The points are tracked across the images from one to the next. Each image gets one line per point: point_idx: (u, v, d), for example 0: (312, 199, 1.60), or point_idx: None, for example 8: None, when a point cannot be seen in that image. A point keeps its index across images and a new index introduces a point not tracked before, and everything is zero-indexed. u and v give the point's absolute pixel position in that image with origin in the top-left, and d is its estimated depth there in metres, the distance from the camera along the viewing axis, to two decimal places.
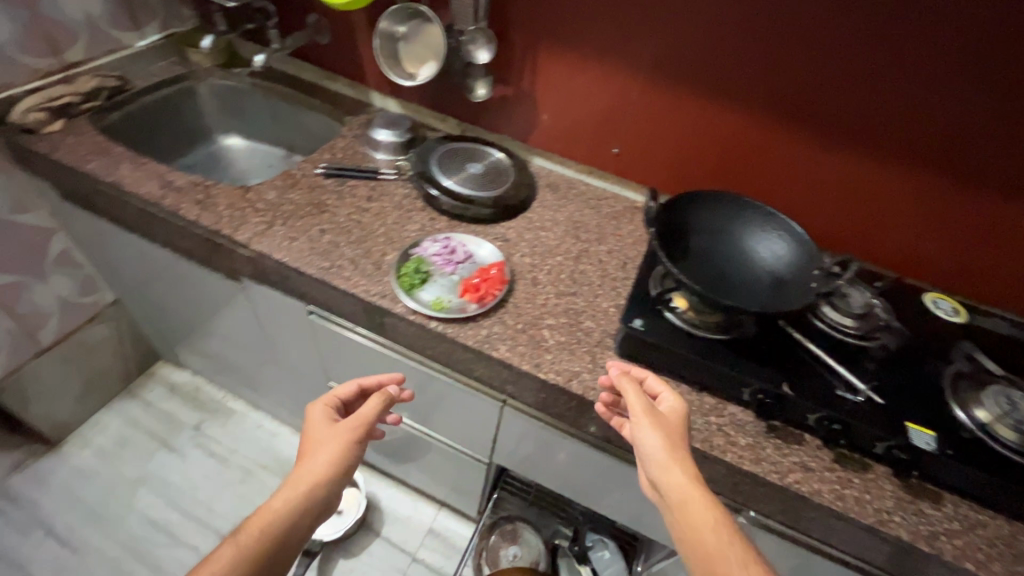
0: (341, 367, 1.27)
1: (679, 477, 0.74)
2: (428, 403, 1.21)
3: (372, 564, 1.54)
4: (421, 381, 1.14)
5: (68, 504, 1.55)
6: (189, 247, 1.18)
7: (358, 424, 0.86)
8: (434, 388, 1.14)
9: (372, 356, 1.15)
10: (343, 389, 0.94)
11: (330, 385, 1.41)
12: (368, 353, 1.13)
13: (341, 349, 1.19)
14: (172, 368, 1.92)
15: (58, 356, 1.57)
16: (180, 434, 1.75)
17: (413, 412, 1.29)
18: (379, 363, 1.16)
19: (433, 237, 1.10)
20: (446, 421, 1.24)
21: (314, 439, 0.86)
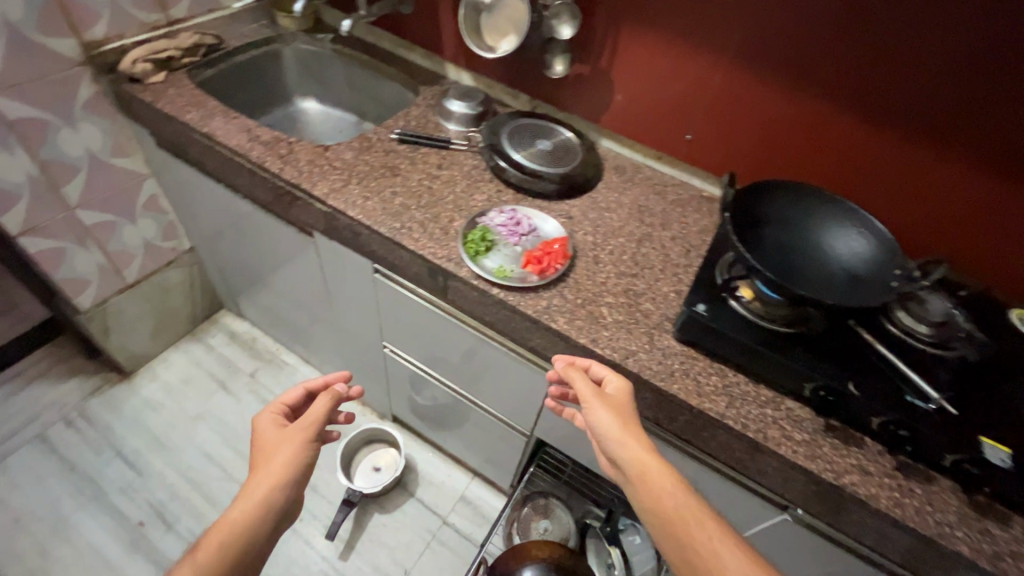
0: (398, 328, 1.32)
1: (636, 448, 0.80)
2: (478, 371, 1.24)
3: (406, 521, 1.60)
4: (474, 348, 1.17)
5: (136, 430, 1.68)
6: (268, 199, 1.25)
7: (309, 422, 0.91)
8: (486, 356, 1.16)
9: (431, 319, 1.19)
10: (288, 395, 1.00)
11: (383, 345, 1.46)
12: (428, 315, 1.17)
13: (401, 310, 1.24)
14: (234, 318, 2.03)
15: (139, 293, 1.69)
16: (239, 379, 1.86)
17: (461, 379, 1.33)
18: (437, 327, 1.19)
19: (499, 208, 1.12)
20: (493, 391, 1.27)
21: (267, 445, 0.89)
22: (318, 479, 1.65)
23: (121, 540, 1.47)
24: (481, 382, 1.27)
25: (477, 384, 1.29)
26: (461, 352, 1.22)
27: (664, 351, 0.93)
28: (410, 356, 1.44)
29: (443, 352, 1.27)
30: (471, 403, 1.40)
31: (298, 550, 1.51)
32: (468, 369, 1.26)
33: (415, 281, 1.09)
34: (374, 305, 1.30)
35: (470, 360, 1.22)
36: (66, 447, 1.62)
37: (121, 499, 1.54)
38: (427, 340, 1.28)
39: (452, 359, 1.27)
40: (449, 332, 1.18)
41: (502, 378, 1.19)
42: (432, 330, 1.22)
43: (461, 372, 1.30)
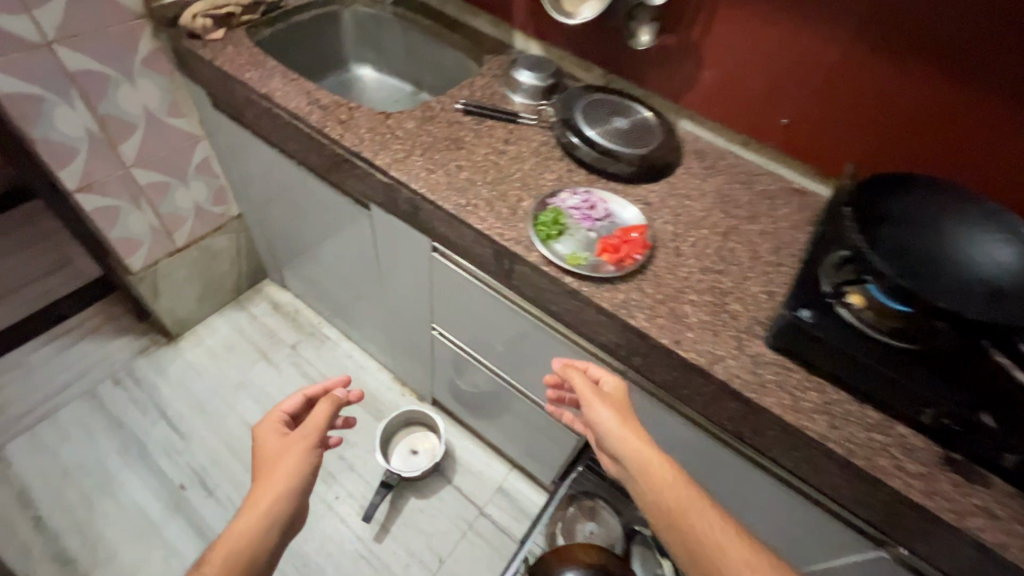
0: (449, 309, 1.26)
1: (636, 444, 0.87)
2: (531, 362, 1.16)
3: (442, 508, 1.56)
4: (532, 338, 1.09)
5: (180, 394, 1.69)
6: (324, 168, 1.19)
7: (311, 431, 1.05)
8: (545, 347, 1.09)
9: (487, 304, 1.11)
10: (286, 404, 1.13)
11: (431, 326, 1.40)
12: (485, 299, 1.10)
13: (455, 291, 1.17)
14: (277, 288, 2.01)
15: (188, 256, 1.68)
16: (281, 350, 1.84)
17: (511, 368, 1.26)
18: (493, 311, 1.12)
19: (569, 188, 1.03)
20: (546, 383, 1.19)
21: (273, 453, 1.03)
22: (355, 458, 1.63)
23: (163, 502, 1.48)
24: (533, 373, 1.19)
25: (528, 374, 1.22)
26: (516, 340, 1.15)
27: (755, 359, 0.83)
28: (458, 340, 1.38)
29: (496, 338, 1.20)
30: (520, 392, 1.34)
31: (333, 528, 1.49)
32: (521, 358, 1.19)
33: (476, 263, 1.02)
34: (426, 283, 1.24)
35: (525, 350, 1.15)
36: (113, 405, 1.64)
37: (164, 461, 1.55)
38: (479, 325, 1.21)
39: (504, 346, 1.20)
40: (506, 318, 1.10)
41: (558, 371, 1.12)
42: (487, 314, 1.14)
43: (512, 361, 1.22)
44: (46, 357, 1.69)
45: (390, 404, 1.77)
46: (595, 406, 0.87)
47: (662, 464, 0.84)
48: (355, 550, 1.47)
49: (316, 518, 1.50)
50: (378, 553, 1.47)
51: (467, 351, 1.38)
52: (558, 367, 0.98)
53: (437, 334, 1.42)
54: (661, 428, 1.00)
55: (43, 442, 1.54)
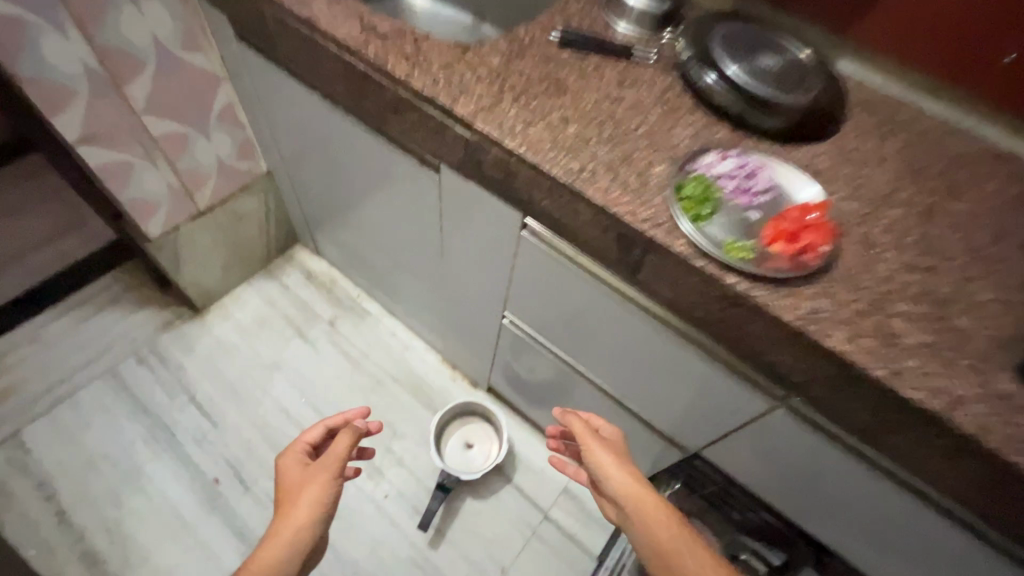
0: (533, 298, 1.02)
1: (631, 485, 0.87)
2: (639, 369, 0.94)
3: (503, 511, 1.39)
4: (649, 343, 0.86)
5: (210, 375, 1.52)
6: (380, 118, 0.94)
7: (329, 462, 0.96)
8: (666, 355, 0.85)
9: (590, 298, 0.88)
10: (307, 436, 1.05)
11: (500, 312, 1.18)
12: (589, 293, 0.87)
13: (547, 278, 0.93)
14: (310, 255, 1.80)
15: (212, 221, 1.46)
16: (317, 326, 1.65)
17: (605, 370, 1.03)
18: (599, 308, 0.88)
19: (716, 150, 0.77)
20: (654, 394, 0.97)
21: (292, 489, 0.96)
22: (405, 451, 1.46)
23: (197, 497, 1.34)
24: (638, 381, 0.97)
25: (630, 381, 0.99)
26: (623, 343, 0.91)
27: (1007, 401, 0.59)
28: (534, 331, 1.15)
29: (594, 337, 0.97)
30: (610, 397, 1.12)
31: (384, 531, 1.35)
32: (625, 363, 0.96)
33: (589, 248, 0.77)
34: (505, 266, 1.00)
35: (633, 355, 0.92)
36: (138, 386, 1.48)
37: (196, 451, 1.40)
38: (572, 321, 0.97)
39: (603, 348, 0.97)
40: (617, 318, 0.87)
41: (676, 384, 0.89)
42: (588, 310, 0.91)
43: (611, 364, 1.00)
44: (61, 330, 1.52)
45: (440, 390, 1.57)
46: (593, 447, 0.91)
47: (655, 504, 0.85)
48: (409, 556, 1.33)
49: (365, 519, 1.36)
50: (433, 560, 1.33)
51: (545, 344, 1.15)
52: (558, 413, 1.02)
53: (507, 322, 1.20)
54: (826, 468, 0.78)
55: (64, 426, 1.40)
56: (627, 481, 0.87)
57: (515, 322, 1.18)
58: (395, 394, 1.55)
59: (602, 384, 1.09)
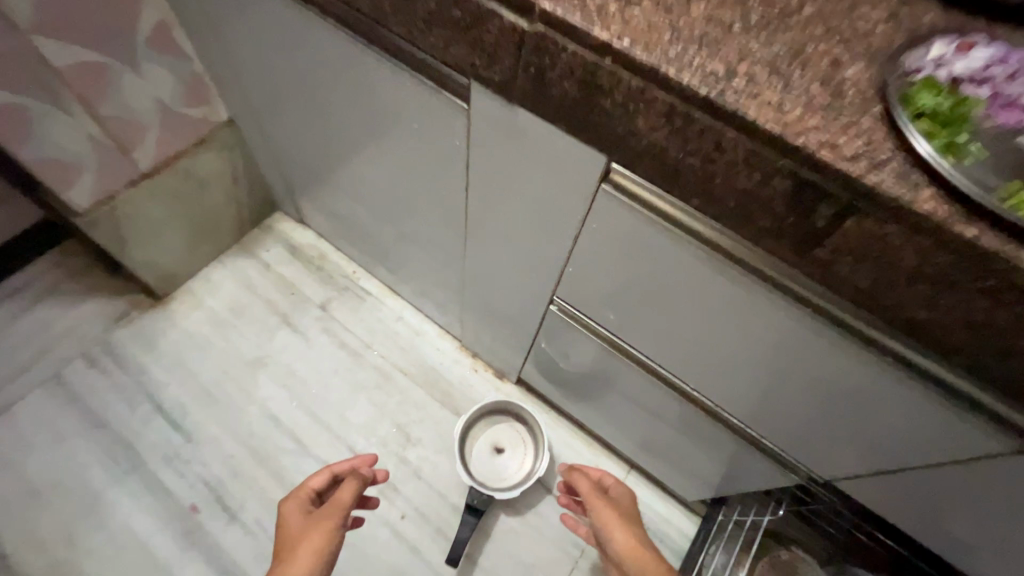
0: (603, 280, 0.73)
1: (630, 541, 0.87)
2: (764, 377, 0.66)
3: (545, 530, 1.15)
4: (798, 347, 0.57)
5: (178, 377, 1.25)
6: (374, 19, 0.62)
7: (336, 507, 0.89)
8: (823, 364, 0.57)
9: (706, 282, 0.59)
10: (313, 481, 0.98)
11: (547, 297, 0.89)
12: (706, 274, 0.58)
13: (632, 254, 0.63)
14: (292, 225, 1.48)
15: (162, 187, 1.14)
16: (307, 311, 1.36)
17: (700, 375, 0.76)
18: (722, 295, 0.59)
19: (946, 39, 0.45)
20: (778, 408, 0.70)
21: (293, 534, 0.86)
22: (422, 461, 1.21)
23: (170, 530, 1.10)
24: (757, 391, 0.69)
25: (742, 390, 0.72)
26: (747, 344, 0.63)
27: None
28: (592, 322, 0.86)
29: (695, 334, 0.68)
30: (697, 405, 0.85)
31: (403, 561, 1.12)
32: (740, 370, 0.68)
33: (730, 207, 0.48)
34: (563, 237, 0.70)
35: (760, 359, 0.64)
36: (89, 394, 1.20)
37: (166, 473, 1.15)
38: (664, 312, 0.69)
39: (707, 348, 0.69)
40: (752, 310, 0.58)
41: (826, 400, 0.62)
42: (699, 298, 0.62)
43: (714, 368, 0.72)
44: None
45: (460, 383, 1.31)
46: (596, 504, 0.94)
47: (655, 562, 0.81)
48: None
49: (378, 547, 1.13)
50: None
51: (606, 337, 0.87)
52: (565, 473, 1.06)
53: (554, 309, 0.91)
54: None
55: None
56: (626, 534, 0.88)
57: (565, 309, 0.90)
58: (406, 391, 1.28)
59: (690, 389, 0.81)
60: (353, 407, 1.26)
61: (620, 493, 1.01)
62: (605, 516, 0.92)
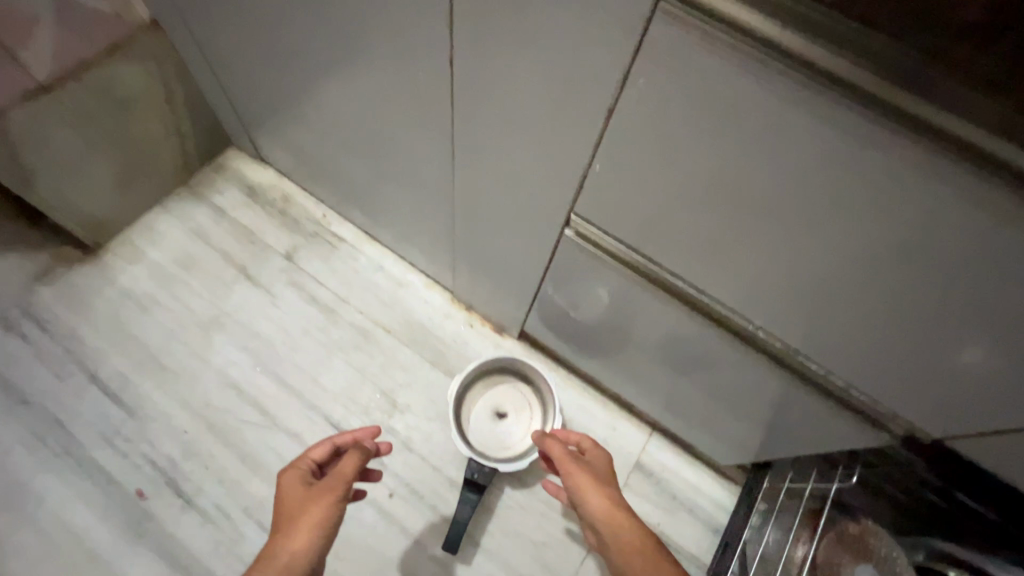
0: (651, 179, 0.53)
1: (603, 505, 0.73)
2: (889, 291, 0.48)
3: (558, 505, 0.99)
4: (956, 236, 0.40)
5: (117, 343, 1.05)
6: None
7: (337, 479, 0.71)
8: (999, 258, 0.40)
9: (828, 148, 0.40)
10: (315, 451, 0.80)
11: (565, 219, 0.70)
12: (829, 132, 0.39)
13: (709, 120, 0.44)
14: (249, 163, 1.26)
15: (72, 105, 0.92)
16: (270, 262, 1.16)
17: (778, 304, 0.57)
18: (851, 164, 0.40)
19: None
20: (895, 338, 0.52)
21: (288, 511, 0.69)
22: (411, 431, 1.03)
23: (113, 520, 0.92)
24: (867, 316, 0.51)
25: (840, 318, 0.54)
26: (875, 243, 0.45)
27: None
28: (623, 248, 0.66)
29: (790, 238, 0.50)
30: (760, 351, 0.67)
31: (393, 545, 0.96)
32: (848, 287, 0.50)
33: None
34: (599, 113, 0.51)
35: (891, 265, 0.45)
36: (9, 365, 1.01)
37: (106, 454, 0.96)
38: (745, 212, 0.50)
39: (804, 259, 0.50)
40: (896, 184, 0.40)
41: (990, 315, 0.44)
42: (812, 176, 0.43)
43: (805, 290, 0.53)
44: None
45: (452, 341, 1.12)
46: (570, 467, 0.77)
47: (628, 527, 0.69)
48: None
49: (362, 530, 0.96)
50: None
51: (642, 269, 0.68)
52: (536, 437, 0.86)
53: (573, 237, 0.72)
54: None
55: None
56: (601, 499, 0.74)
57: (587, 236, 0.70)
58: (389, 351, 1.09)
59: (755, 329, 0.63)
60: (328, 371, 1.07)
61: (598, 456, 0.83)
62: (580, 480, 0.76)
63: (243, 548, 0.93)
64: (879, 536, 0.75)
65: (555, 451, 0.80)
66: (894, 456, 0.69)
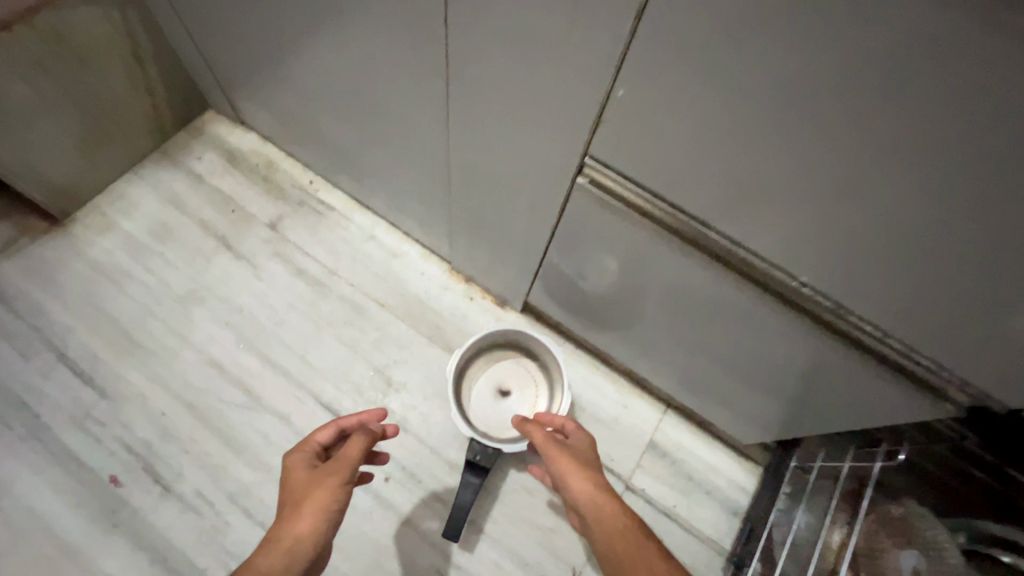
0: (687, 100, 0.44)
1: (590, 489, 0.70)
2: (982, 228, 0.39)
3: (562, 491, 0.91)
4: None
5: (88, 319, 0.97)
6: None
7: (342, 463, 0.65)
8: None
9: (928, 30, 0.32)
10: (321, 433, 0.73)
11: (579, 165, 0.60)
12: (935, 6, 0.31)
13: (769, 6, 0.35)
14: (229, 126, 1.16)
15: (21, 54, 0.82)
16: (252, 232, 1.07)
17: (832, 254, 0.49)
18: (960, 51, 0.32)
19: None
20: (980, 291, 0.43)
21: (294, 496, 0.63)
22: (408, 411, 0.96)
23: (86, 509, 0.86)
24: (946, 263, 0.43)
25: (911, 269, 0.45)
26: (975, 161, 0.36)
27: None
28: (646, 198, 0.57)
29: (860, 166, 0.41)
30: (804, 314, 0.58)
31: (389, 532, 0.89)
32: (926, 227, 0.41)
33: None
34: (626, 16, 0.42)
35: (998, 191, 0.36)
36: None
37: (77, 438, 0.89)
38: (806, 134, 0.41)
39: (875, 193, 0.42)
40: (1017, 78, 0.31)
41: None
42: (900, 76, 0.35)
43: (869, 234, 0.45)
44: None
45: (451, 314, 1.04)
46: (552, 452, 0.73)
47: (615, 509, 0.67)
48: (430, 564, 0.88)
49: (356, 517, 0.89)
50: (470, 568, 0.88)
51: (667, 221, 0.58)
52: (516, 422, 0.81)
53: (587, 186, 0.62)
54: None
55: None
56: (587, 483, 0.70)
57: (603, 185, 0.61)
58: (383, 327, 1.02)
59: (798, 287, 0.55)
60: (316, 348, 0.99)
61: (581, 437, 0.78)
62: (563, 465, 0.71)
63: (227, 537, 0.86)
64: (928, 520, 0.65)
65: (537, 438, 0.75)
66: (953, 429, 0.62)
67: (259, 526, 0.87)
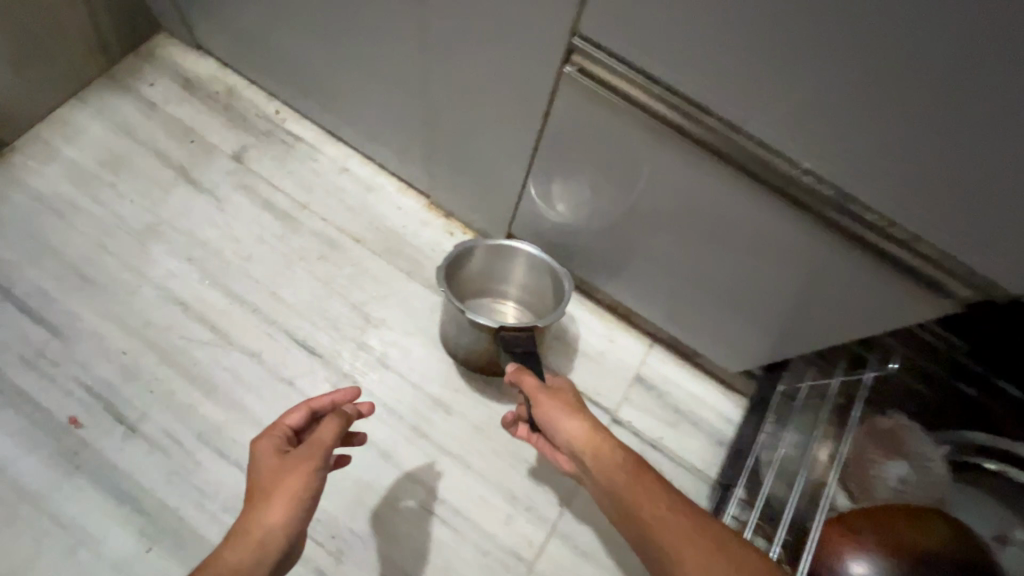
0: None
1: (580, 431, 0.68)
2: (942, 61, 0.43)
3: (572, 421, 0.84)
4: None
5: (34, 256, 0.89)
6: None
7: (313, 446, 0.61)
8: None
9: None
10: (289, 416, 0.68)
11: (575, 44, 0.58)
12: None
13: None
14: (183, 49, 1.07)
15: None
16: (214, 163, 0.99)
17: (821, 126, 0.50)
18: None
19: None
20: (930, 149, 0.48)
21: (263, 486, 0.59)
22: (388, 347, 0.92)
23: (44, 452, 0.80)
24: (987, 106, 0.43)
25: (946, 122, 0.45)
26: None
27: None
28: (643, 78, 0.56)
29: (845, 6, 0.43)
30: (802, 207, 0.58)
31: (372, 469, 0.86)
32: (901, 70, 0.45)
33: None
34: None
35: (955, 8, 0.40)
36: None
37: (30, 380, 0.83)
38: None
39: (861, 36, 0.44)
40: None
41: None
42: None
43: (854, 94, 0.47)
44: None
45: (431, 249, 0.99)
46: (544, 401, 0.70)
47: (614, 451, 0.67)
48: (414, 500, 0.85)
49: None
50: (455, 502, 0.86)
51: (662, 113, 0.58)
52: (511, 372, 0.73)
53: (576, 75, 0.60)
54: None
55: None
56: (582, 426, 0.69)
57: (592, 74, 0.60)
58: (359, 262, 0.96)
59: (799, 174, 0.55)
60: (288, 283, 0.93)
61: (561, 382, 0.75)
62: (557, 412, 0.69)
63: (199, 476, 0.82)
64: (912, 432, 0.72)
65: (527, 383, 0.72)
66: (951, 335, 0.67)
67: (234, 465, 0.83)
